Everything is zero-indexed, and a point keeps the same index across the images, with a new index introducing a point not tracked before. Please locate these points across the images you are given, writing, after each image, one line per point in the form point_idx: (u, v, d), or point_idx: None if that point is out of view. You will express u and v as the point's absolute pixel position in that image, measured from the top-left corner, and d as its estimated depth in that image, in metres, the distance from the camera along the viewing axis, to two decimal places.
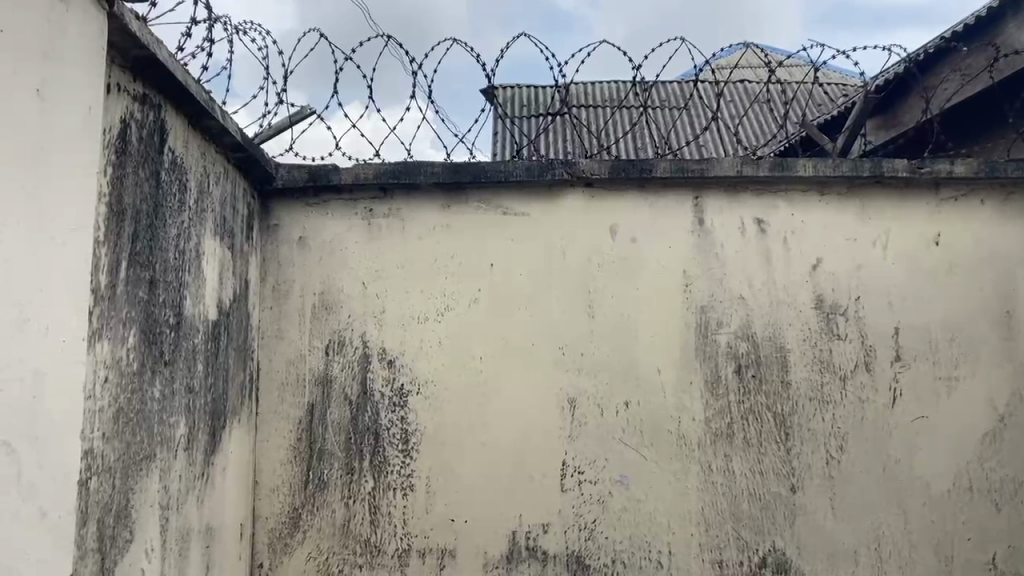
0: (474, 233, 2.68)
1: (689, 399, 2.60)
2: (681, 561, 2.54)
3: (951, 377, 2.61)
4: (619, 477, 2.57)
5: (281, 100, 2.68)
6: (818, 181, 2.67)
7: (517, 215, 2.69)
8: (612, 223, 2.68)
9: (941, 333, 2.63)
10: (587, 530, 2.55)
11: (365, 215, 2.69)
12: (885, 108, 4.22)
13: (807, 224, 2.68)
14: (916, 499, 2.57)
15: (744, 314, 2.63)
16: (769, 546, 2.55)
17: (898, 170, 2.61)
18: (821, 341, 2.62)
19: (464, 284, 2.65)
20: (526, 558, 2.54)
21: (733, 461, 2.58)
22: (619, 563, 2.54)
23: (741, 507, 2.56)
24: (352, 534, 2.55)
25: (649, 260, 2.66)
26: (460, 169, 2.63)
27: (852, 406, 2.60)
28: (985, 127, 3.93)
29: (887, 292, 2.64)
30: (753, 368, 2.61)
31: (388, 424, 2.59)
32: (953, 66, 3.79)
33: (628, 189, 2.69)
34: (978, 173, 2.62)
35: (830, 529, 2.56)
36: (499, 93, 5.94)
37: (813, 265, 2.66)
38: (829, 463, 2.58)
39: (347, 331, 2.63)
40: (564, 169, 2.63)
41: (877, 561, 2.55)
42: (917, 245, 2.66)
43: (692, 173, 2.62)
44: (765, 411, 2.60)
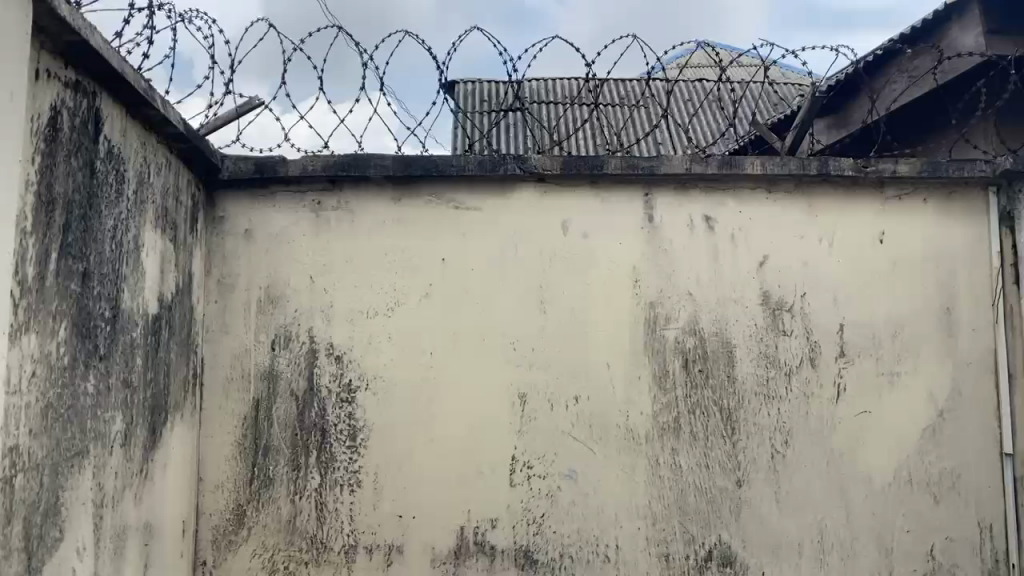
0: (424, 227, 2.66)
1: (637, 394, 2.62)
2: (628, 554, 2.56)
3: (893, 372, 2.66)
4: (568, 472, 2.57)
5: (228, 90, 2.64)
6: (766, 179, 2.70)
7: (468, 210, 2.67)
8: (564, 218, 2.68)
9: (885, 329, 2.68)
10: (536, 525, 2.55)
11: (312, 207, 2.66)
12: (832, 109, 4.29)
13: (755, 221, 2.71)
14: (859, 492, 2.62)
15: (692, 309, 2.66)
16: (715, 539, 2.58)
17: (844, 169, 2.66)
18: (766, 337, 2.65)
19: (414, 280, 2.63)
20: (474, 553, 2.54)
21: (680, 455, 2.60)
22: (567, 557, 2.55)
23: (687, 501, 2.59)
24: (299, 530, 2.52)
25: (600, 256, 2.67)
26: (410, 162, 2.62)
27: (796, 400, 2.64)
28: (929, 128, 4.01)
29: (832, 289, 2.69)
30: (701, 363, 2.64)
31: (335, 420, 2.57)
32: (901, 66, 3.89)
33: (579, 184, 2.69)
34: (921, 173, 2.67)
35: (775, 523, 2.60)
36: (459, 87, 5.94)
37: (761, 261, 2.69)
38: (774, 458, 2.62)
39: (293, 326, 2.60)
40: (515, 164, 2.63)
41: (820, 553, 2.59)
42: (862, 243, 2.71)
43: (642, 170, 2.64)
44: (711, 405, 2.62)
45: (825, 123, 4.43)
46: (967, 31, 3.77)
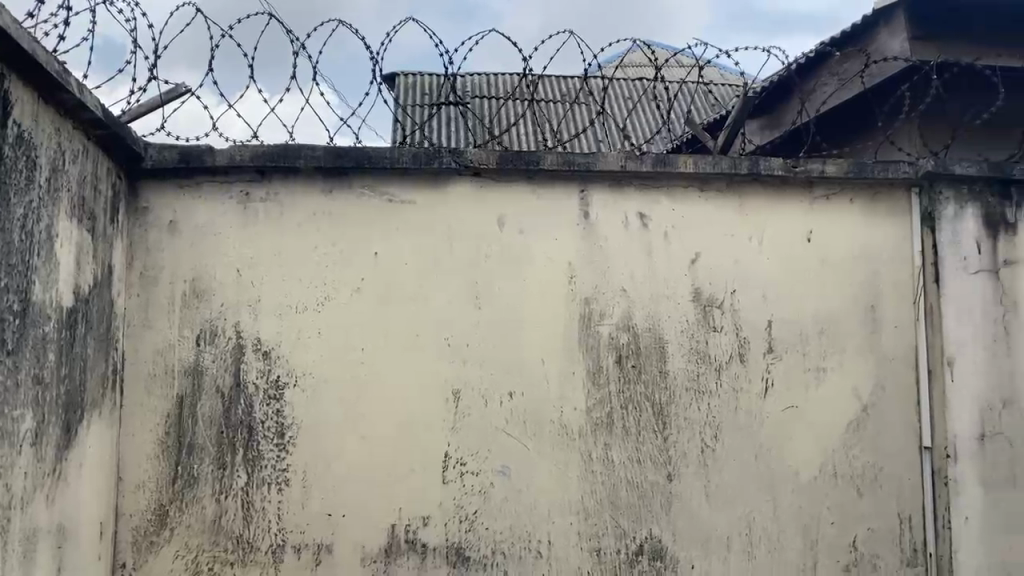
0: (357, 221, 2.61)
1: (571, 390, 2.62)
2: (560, 550, 2.56)
3: (819, 368, 2.72)
4: (501, 469, 2.56)
5: (151, 76, 2.55)
6: (698, 178, 2.74)
7: (402, 203, 2.63)
8: (499, 214, 2.66)
9: (812, 326, 2.73)
10: (468, 522, 2.54)
11: (240, 199, 2.59)
12: (764, 110, 4.38)
13: (688, 219, 2.73)
14: (786, 487, 2.67)
15: (626, 306, 2.67)
16: (646, 533, 2.61)
17: (773, 169, 2.72)
18: (698, 333, 2.69)
19: (345, 274, 2.58)
20: (405, 551, 2.51)
21: (612, 450, 2.61)
22: (499, 553, 2.54)
23: (619, 496, 2.60)
24: (224, 530, 2.46)
25: (535, 252, 2.66)
26: (343, 154, 2.57)
27: (726, 395, 2.68)
28: (857, 129, 4.12)
29: (762, 287, 2.73)
30: (634, 358, 2.65)
31: (262, 418, 2.51)
32: (830, 70, 4.00)
33: (514, 179, 2.68)
34: (848, 173, 2.74)
35: (703, 516, 2.63)
36: (400, 80, 5.90)
37: (693, 259, 2.72)
38: (703, 452, 2.65)
39: (219, 320, 2.53)
40: (450, 158, 2.61)
41: (747, 546, 2.64)
42: (790, 241, 2.76)
43: (578, 167, 2.65)
44: (644, 400, 2.64)
45: (757, 124, 4.52)
46: (894, 36, 3.90)
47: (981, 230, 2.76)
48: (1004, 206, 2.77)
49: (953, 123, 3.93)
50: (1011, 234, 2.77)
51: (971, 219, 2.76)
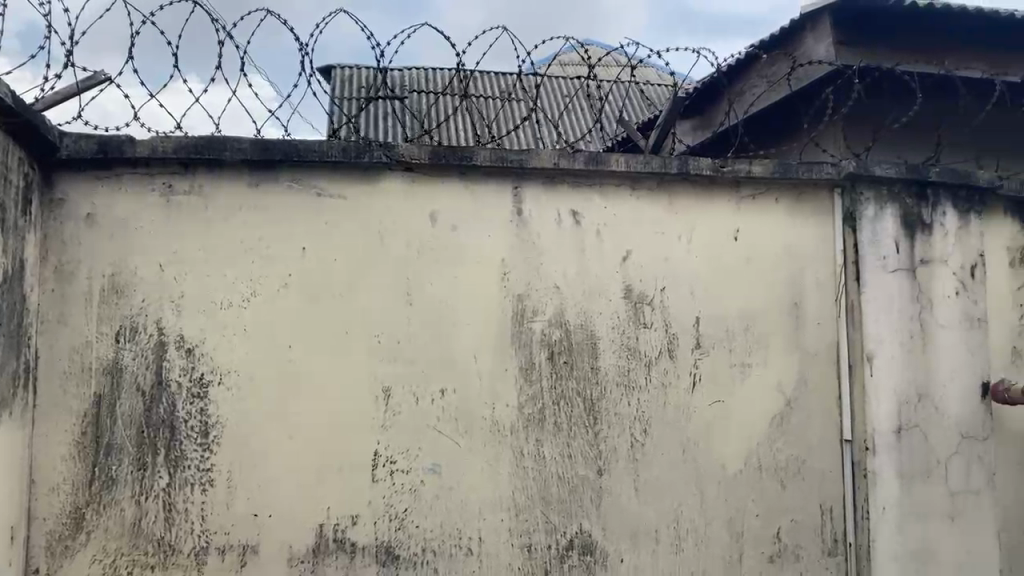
0: (285, 215, 2.55)
1: (503, 386, 2.62)
2: (491, 546, 2.56)
3: (746, 364, 2.78)
4: (432, 466, 2.55)
5: (67, 62, 2.45)
6: (630, 176, 2.76)
7: (332, 197, 2.59)
8: (431, 210, 2.64)
9: (738, 322, 2.79)
10: (398, 521, 2.52)
11: (163, 191, 2.51)
12: (696, 111, 4.45)
13: (619, 217, 2.76)
14: (713, 480, 2.72)
15: (558, 302, 2.68)
16: (576, 528, 2.63)
17: (702, 169, 2.77)
18: (628, 329, 2.72)
19: (273, 270, 2.53)
20: (333, 551, 2.47)
21: (544, 446, 2.62)
22: (429, 551, 2.53)
23: (550, 491, 2.61)
24: (144, 533, 2.39)
25: (468, 248, 2.65)
26: (270, 147, 2.52)
27: (654, 391, 2.71)
28: (784, 131, 4.22)
29: (691, 284, 2.78)
30: (565, 354, 2.67)
31: (186, 417, 2.44)
32: (759, 72, 4.09)
33: (446, 175, 2.66)
34: (773, 173, 2.81)
35: (633, 510, 2.67)
36: (336, 72, 5.83)
37: (624, 256, 2.75)
38: (633, 447, 2.68)
39: (140, 316, 2.45)
40: (381, 152, 2.57)
41: (675, 539, 2.68)
42: (718, 240, 2.81)
43: (511, 163, 2.65)
44: (575, 396, 2.66)
45: (690, 124, 4.59)
46: (820, 41, 4.01)
47: (899, 230, 2.86)
48: (921, 206, 2.88)
49: (875, 126, 4.07)
50: (926, 234, 2.88)
51: (889, 219, 2.85)
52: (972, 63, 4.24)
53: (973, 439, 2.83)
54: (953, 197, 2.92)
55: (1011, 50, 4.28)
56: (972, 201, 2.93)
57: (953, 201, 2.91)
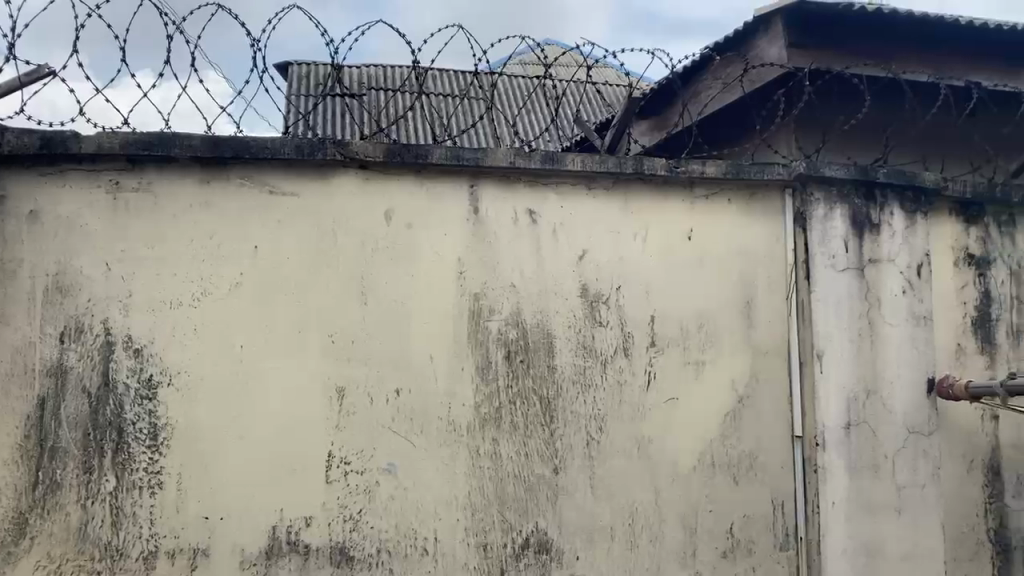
0: (237, 213, 2.52)
1: (460, 386, 2.61)
2: (446, 546, 2.56)
3: (699, 361, 2.82)
4: (387, 466, 2.53)
5: (9, 54, 2.38)
6: (586, 175, 2.78)
7: (284, 194, 2.55)
8: (386, 208, 2.62)
9: (692, 320, 2.83)
10: (352, 522, 2.49)
11: (109, 188, 2.45)
12: (652, 111, 4.49)
13: (576, 216, 2.77)
14: (667, 477, 2.75)
15: (514, 301, 2.69)
16: (532, 527, 2.63)
17: (657, 169, 2.80)
18: (585, 328, 2.73)
19: (225, 268, 2.49)
20: (286, 553, 2.44)
21: (500, 444, 2.62)
22: (384, 552, 2.51)
23: (506, 490, 2.62)
24: (90, 538, 2.33)
25: (423, 247, 2.63)
26: (221, 143, 2.48)
27: (610, 389, 2.73)
28: (738, 132, 4.28)
29: (646, 282, 2.80)
30: (522, 353, 2.67)
31: (134, 418, 2.39)
32: (714, 73, 4.15)
33: (402, 173, 2.64)
34: (726, 174, 2.85)
35: (588, 507, 2.68)
36: (293, 69, 5.78)
37: (580, 255, 2.76)
38: (589, 444, 2.70)
39: (85, 316, 2.40)
40: (335, 149, 2.55)
41: (631, 535, 2.70)
42: (672, 239, 2.84)
43: (466, 162, 2.64)
44: (531, 394, 2.67)
45: (648, 125, 4.61)
46: (773, 43, 4.09)
47: (849, 229, 2.91)
48: (869, 207, 2.94)
49: (825, 128, 4.16)
50: (874, 234, 2.94)
51: (839, 219, 2.91)
52: (914, 65, 4.35)
53: (919, 434, 2.90)
54: (900, 198, 2.98)
55: (954, 53, 4.40)
56: (918, 202, 3.00)
57: (901, 202, 2.98)
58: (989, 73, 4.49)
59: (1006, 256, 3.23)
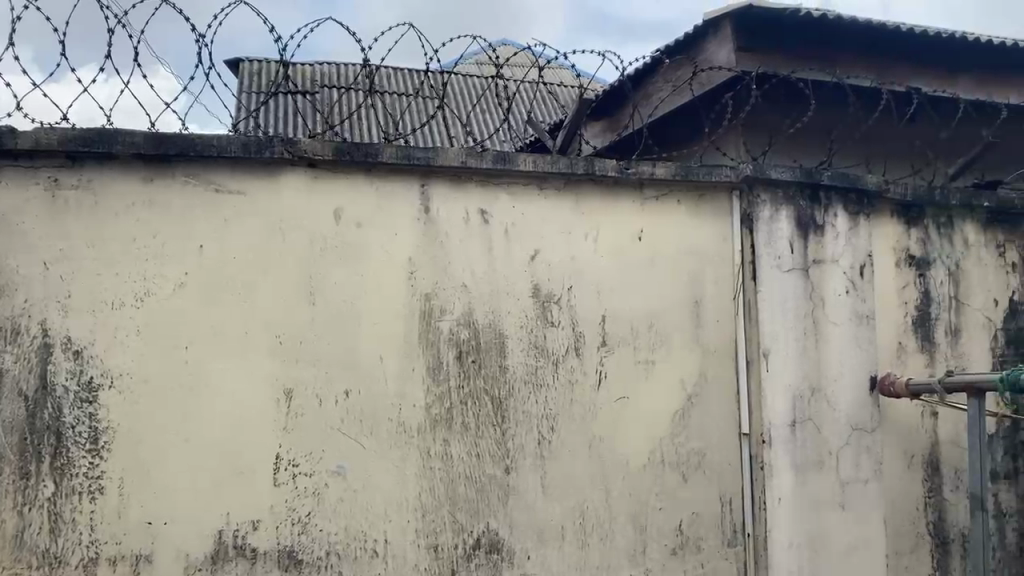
0: (181, 212, 2.47)
1: (410, 387, 2.60)
2: (397, 548, 2.54)
3: (649, 361, 2.84)
4: (337, 468, 2.51)
5: None
6: (537, 176, 2.78)
7: (230, 192, 2.51)
8: (336, 207, 2.59)
9: (642, 320, 2.85)
10: (301, 525, 2.46)
11: (47, 185, 2.39)
12: (604, 113, 4.53)
13: (527, 216, 2.78)
14: (618, 476, 2.77)
15: (466, 301, 2.68)
16: (483, 527, 2.63)
17: (608, 170, 2.82)
18: (536, 328, 2.74)
19: (169, 268, 2.44)
20: (233, 558, 2.40)
21: (451, 445, 2.62)
22: (333, 555, 2.48)
23: (456, 491, 2.61)
24: (26, 545, 2.27)
25: (373, 247, 2.61)
26: (164, 140, 2.43)
27: (561, 388, 2.74)
28: (688, 135, 4.33)
29: (597, 283, 2.82)
30: (473, 354, 2.67)
31: (73, 422, 2.33)
32: (665, 76, 4.22)
33: (352, 171, 2.61)
34: (675, 175, 2.89)
35: (539, 507, 2.69)
36: (243, 66, 5.69)
37: (532, 255, 2.76)
38: (540, 444, 2.71)
39: (22, 318, 2.33)
40: (283, 147, 2.52)
41: (581, 534, 2.72)
42: (623, 239, 2.87)
43: (418, 161, 2.63)
44: (483, 394, 2.67)
45: (600, 125, 4.65)
46: (722, 47, 4.17)
47: (794, 231, 2.97)
48: (814, 208, 3.01)
49: (772, 131, 4.24)
50: (819, 235, 3.00)
51: (784, 220, 2.96)
52: (859, 70, 4.46)
53: (862, 431, 2.98)
54: (844, 200, 3.05)
55: (898, 59, 4.52)
56: (861, 204, 3.08)
57: (844, 204, 3.05)
58: (931, 78, 4.62)
59: (944, 257, 3.32)
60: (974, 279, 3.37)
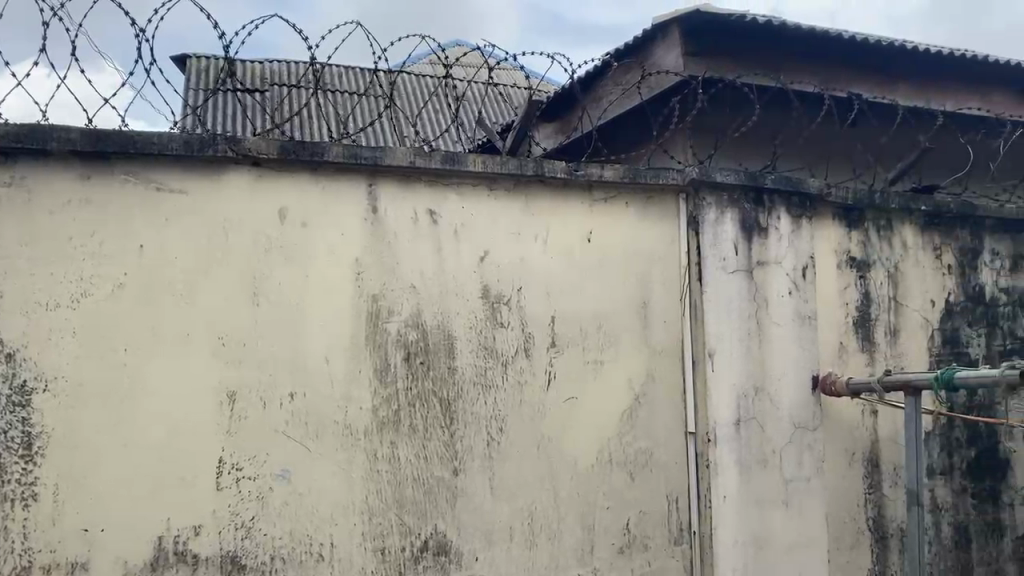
0: (120, 210, 2.41)
1: (356, 389, 2.57)
2: (343, 551, 2.51)
3: (598, 361, 2.86)
4: (281, 471, 2.47)
5: None
6: (486, 177, 2.78)
7: (172, 192, 2.46)
8: (281, 206, 2.56)
9: (591, 321, 2.87)
10: (244, 529, 2.42)
11: None
12: (553, 116, 4.56)
13: (476, 217, 2.77)
14: (566, 476, 2.78)
15: (415, 302, 2.67)
16: (430, 529, 2.62)
17: (557, 171, 2.83)
18: (485, 329, 2.74)
19: (107, 268, 2.38)
20: (174, 564, 2.35)
21: (399, 448, 2.60)
22: (278, 559, 2.45)
23: (404, 493, 2.59)
24: None
25: (320, 247, 2.58)
26: (102, 137, 2.37)
27: (510, 389, 2.75)
28: (637, 137, 4.38)
29: (546, 284, 2.83)
30: (421, 355, 2.65)
31: (5, 427, 2.26)
32: (614, 80, 4.26)
33: (298, 170, 2.58)
34: (624, 178, 2.91)
35: (488, 508, 2.69)
36: (189, 63, 5.58)
37: (481, 256, 2.76)
38: (489, 445, 2.70)
39: None
40: (226, 146, 2.47)
41: (529, 535, 2.72)
42: (572, 240, 2.88)
43: (365, 160, 2.61)
44: (431, 396, 2.65)
45: (549, 128, 4.66)
46: (669, 52, 4.24)
47: (739, 233, 3.02)
48: (759, 211, 3.06)
49: (719, 134, 4.31)
50: (763, 237, 3.05)
51: (729, 222, 3.01)
52: (806, 76, 4.56)
53: (804, 429, 3.04)
54: (787, 203, 3.12)
55: (844, 66, 4.64)
56: (803, 207, 3.15)
57: (788, 207, 3.12)
58: (875, 85, 4.75)
59: (883, 259, 3.41)
60: (912, 280, 3.47)
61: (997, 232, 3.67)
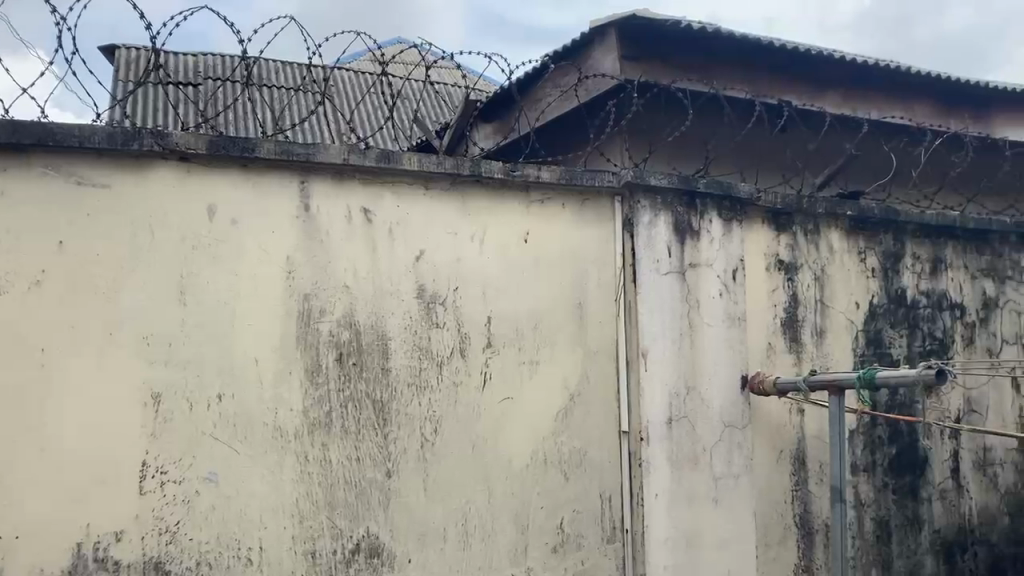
0: (38, 204, 2.32)
1: (287, 390, 2.53)
2: (272, 555, 2.47)
3: (533, 362, 2.87)
4: (209, 475, 2.41)
5: None
6: (422, 176, 2.76)
7: (95, 186, 2.38)
8: (209, 202, 2.50)
9: (527, 322, 2.88)
10: (169, 535, 2.36)
11: None
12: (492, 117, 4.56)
13: (412, 216, 2.75)
14: (500, 476, 2.79)
15: (348, 302, 2.63)
16: (362, 532, 2.59)
17: (493, 171, 2.83)
18: (420, 330, 2.72)
19: (24, 265, 2.28)
20: (93, 571, 2.27)
21: (331, 450, 2.57)
22: (204, 565, 2.39)
23: (335, 495, 2.56)
24: None
25: (251, 245, 2.53)
26: (20, 129, 2.28)
27: (445, 390, 2.74)
28: (573, 139, 4.41)
29: (481, 284, 2.83)
30: (354, 356, 2.62)
31: None
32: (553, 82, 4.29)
33: (228, 166, 2.52)
34: (560, 179, 2.93)
35: (421, 509, 2.67)
36: (120, 53, 5.41)
37: (416, 256, 2.74)
38: (423, 446, 2.69)
39: None
40: (153, 140, 2.40)
41: (463, 535, 2.72)
42: (508, 240, 2.89)
43: (297, 157, 2.56)
44: (364, 397, 2.63)
45: (489, 128, 4.65)
46: (607, 55, 4.28)
47: (672, 236, 3.06)
48: (691, 214, 3.11)
49: (653, 138, 4.38)
50: (694, 240, 3.11)
51: (662, 225, 3.05)
52: (739, 83, 4.68)
53: (733, 429, 3.11)
54: (719, 206, 3.18)
55: (777, 73, 4.76)
56: (734, 211, 3.22)
57: (719, 210, 3.18)
58: (806, 94, 4.89)
59: (810, 262, 3.51)
60: (837, 283, 3.58)
61: (917, 237, 3.81)
